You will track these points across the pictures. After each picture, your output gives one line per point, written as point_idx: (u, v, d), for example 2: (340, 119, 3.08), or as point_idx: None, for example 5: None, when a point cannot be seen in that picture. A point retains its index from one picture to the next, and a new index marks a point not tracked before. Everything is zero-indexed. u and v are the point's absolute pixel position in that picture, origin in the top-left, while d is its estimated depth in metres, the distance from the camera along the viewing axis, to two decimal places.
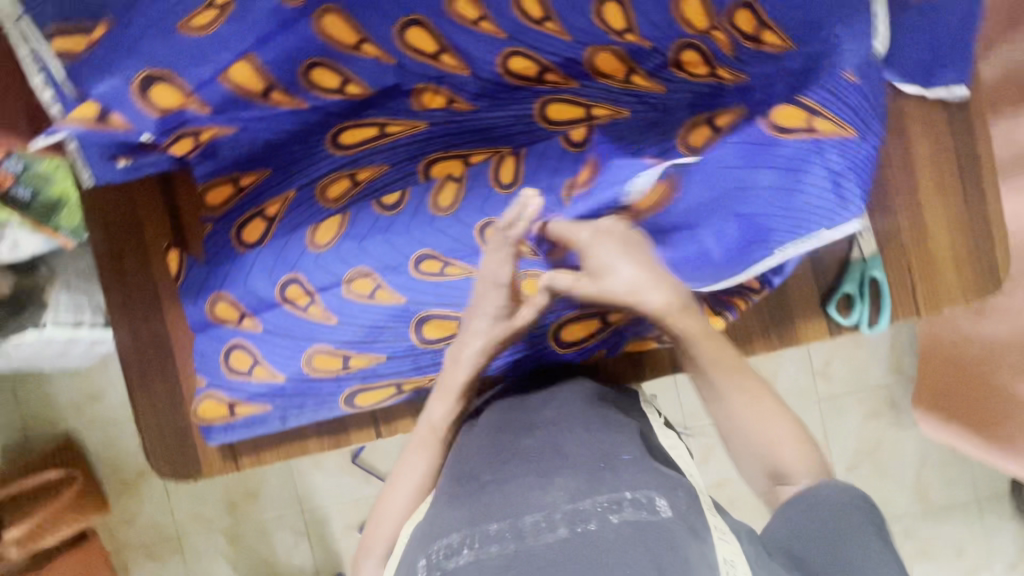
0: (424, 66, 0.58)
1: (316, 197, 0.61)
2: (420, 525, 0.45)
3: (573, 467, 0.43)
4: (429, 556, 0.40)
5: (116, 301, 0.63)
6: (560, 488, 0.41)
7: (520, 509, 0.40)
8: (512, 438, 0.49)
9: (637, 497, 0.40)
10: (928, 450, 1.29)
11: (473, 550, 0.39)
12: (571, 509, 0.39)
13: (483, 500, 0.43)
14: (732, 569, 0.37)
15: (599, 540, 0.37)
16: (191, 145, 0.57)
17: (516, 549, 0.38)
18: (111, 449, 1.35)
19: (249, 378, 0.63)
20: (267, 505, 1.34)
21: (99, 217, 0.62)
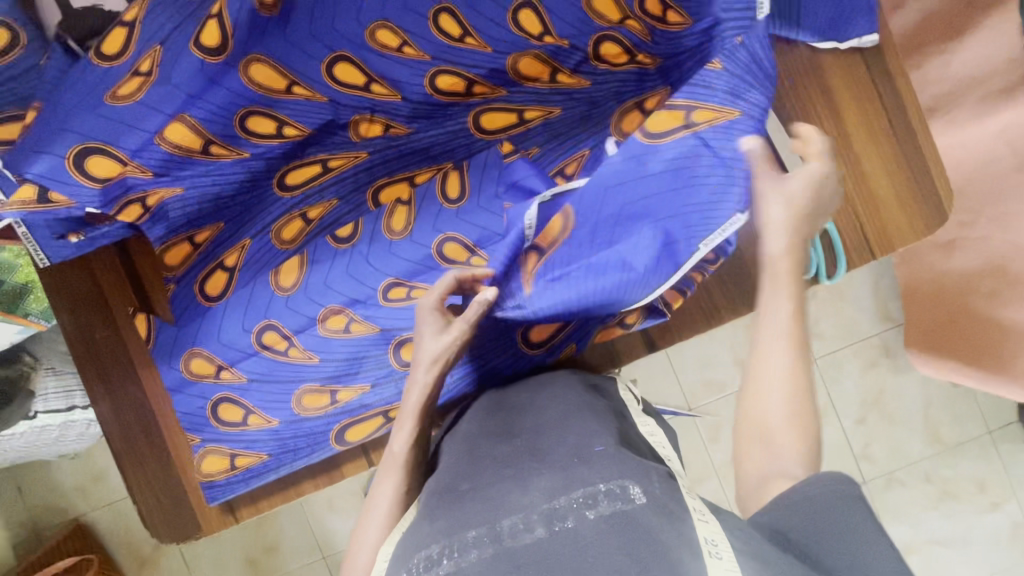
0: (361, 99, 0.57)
1: (272, 240, 0.62)
2: (399, 542, 0.42)
3: (547, 466, 0.42)
4: (406, 571, 0.38)
5: (92, 375, 0.63)
6: (535, 488, 0.40)
7: (496, 512, 0.39)
8: (491, 444, 0.47)
9: (613, 488, 0.38)
10: (930, 390, 1.29)
11: (452, 561, 0.37)
12: (547, 508, 0.38)
13: (456, 510, 0.41)
14: (712, 548, 0.35)
15: (576, 538, 0.36)
16: (140, 211, 0.57)
17: (494, 552, 0.37)
18: (123, 527, 1.34)
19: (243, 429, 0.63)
20: (287, 557, 1.33)
21: (62, 296, 0.62)
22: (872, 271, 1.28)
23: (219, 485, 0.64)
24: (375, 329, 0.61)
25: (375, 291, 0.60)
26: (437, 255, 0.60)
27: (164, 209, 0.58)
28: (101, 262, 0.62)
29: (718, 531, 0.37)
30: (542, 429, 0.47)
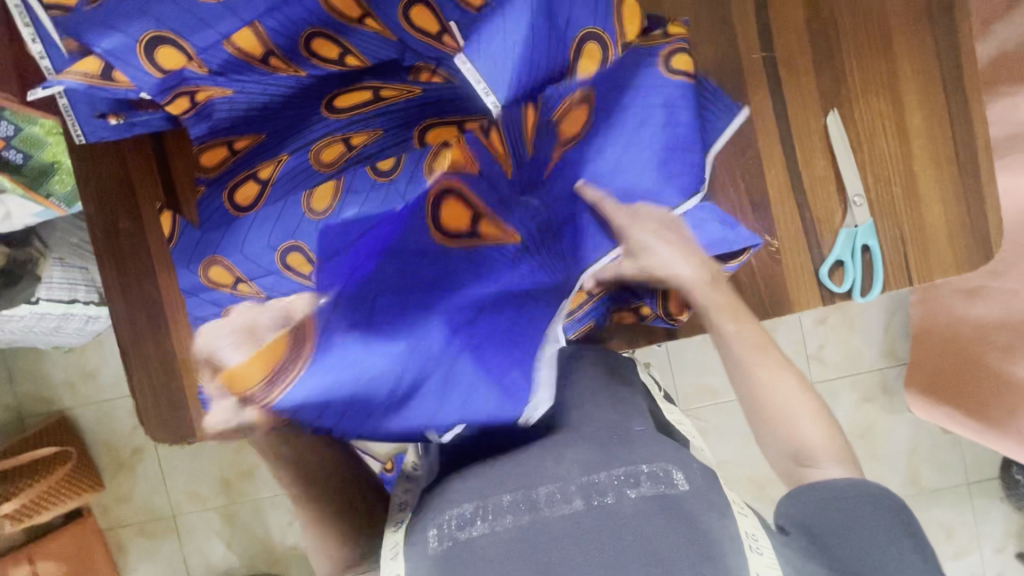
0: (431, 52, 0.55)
1: (310, 161, 0.58)
2: (422, 497, 0.42)
3: (582, 439, 0.40)
4: (437, 528, 0.37)
5: (110, 265, 0.62)
6: (572, 460, 0.38)
7: (532, 479, 0.38)
8: (515, 412, 0.45)
9: (655, 472, 0.37)
10: (919, 433, 1.30)
11: (486, 523, 0.37)
12: (585, 481, 0.37)
13: (483, 468, 0.40)
14: (754, 542, 0.36)
15: (614, 517, 0.35)
16: (188, 105, 0.55)
17: (530, 520, 0.36)
18: (106, 428, 1.35)
19: None
20: (263, 483, 1.34)
21: (89, 181, 0.61)
22: (887, 305, 1.28)
23: None
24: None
25: None
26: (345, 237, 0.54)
27: (209, 107, 0.56)
28: (135, 151, 0.61)
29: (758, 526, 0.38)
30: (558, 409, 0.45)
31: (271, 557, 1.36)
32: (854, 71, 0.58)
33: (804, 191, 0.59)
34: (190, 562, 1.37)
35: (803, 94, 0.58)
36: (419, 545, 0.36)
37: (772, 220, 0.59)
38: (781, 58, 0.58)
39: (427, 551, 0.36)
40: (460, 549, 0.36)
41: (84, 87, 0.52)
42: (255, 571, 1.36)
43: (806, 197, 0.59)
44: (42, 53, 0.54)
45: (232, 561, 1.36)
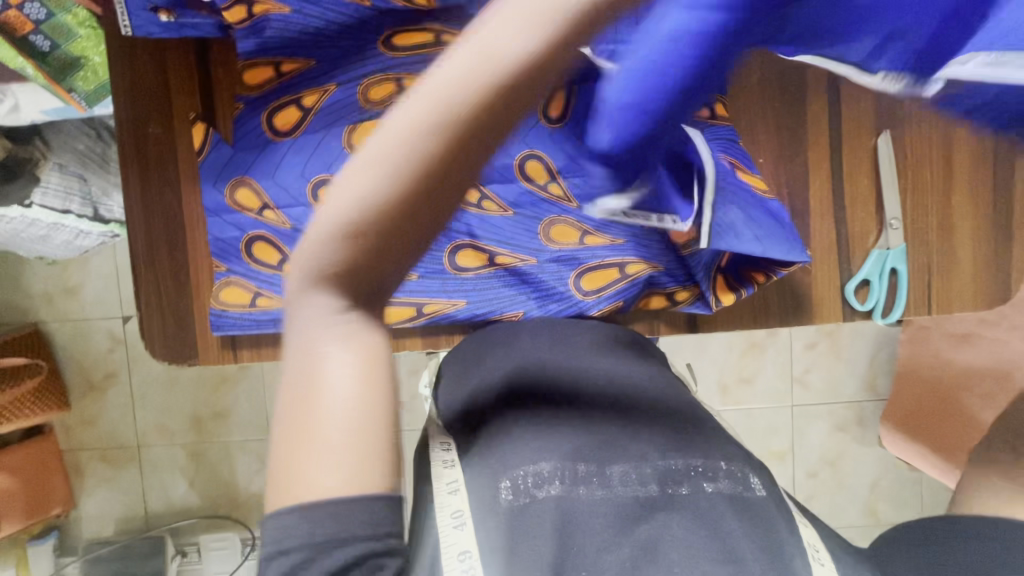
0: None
1: (358, 96, 0.56)
2: (484, 438, 0.43)
3: (653, 419, 0.45)
4: (514, 479, 0.40)
5: (132, 170, 0.59)
6: (648, 443, 0.43)
7: (612, 454, 0.42)
8: (585, 375, 0.47)
9: (732, 471, 0.42)
10: (885, 469, 1.34)
11: (562, 486, 0.40)
12: (661, 466, 0.42)
13: (565, 431, 0.43)
14: (816, 552, 0.39)
15: (688, 505, 0.40)
16: (245, 15, 0.51)
17: (603, 495, 0.40)
18: (81, 348, 1.31)
19: (275, 276, 0.59)
20: (235, 426, 1.33)
21: (124, 78, 0.58)
22: (875, 340, 1.31)
23: (229, 318, 0.59)
24: None
25: None
26: None
27: (264, 23, 0.52)
28: (176, 56, 0.58)
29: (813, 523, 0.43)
30: (625, 379, 0.47)
31: (233, 501, 1.34)
32: None
33: (844, 207, 0.60)
34: (149, 495, 1.35)
35: (859, 110, 0.58)
36: (492, 495, 0.40)
37: (807, 231, 0.60)
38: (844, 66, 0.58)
39: (500, 501, 0.40)
40: (537, 505, 0.39)
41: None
42: (214, 513, 1.34)
43: (844, 213, 0.60)
44: None
45: (192, 500, 1.34)
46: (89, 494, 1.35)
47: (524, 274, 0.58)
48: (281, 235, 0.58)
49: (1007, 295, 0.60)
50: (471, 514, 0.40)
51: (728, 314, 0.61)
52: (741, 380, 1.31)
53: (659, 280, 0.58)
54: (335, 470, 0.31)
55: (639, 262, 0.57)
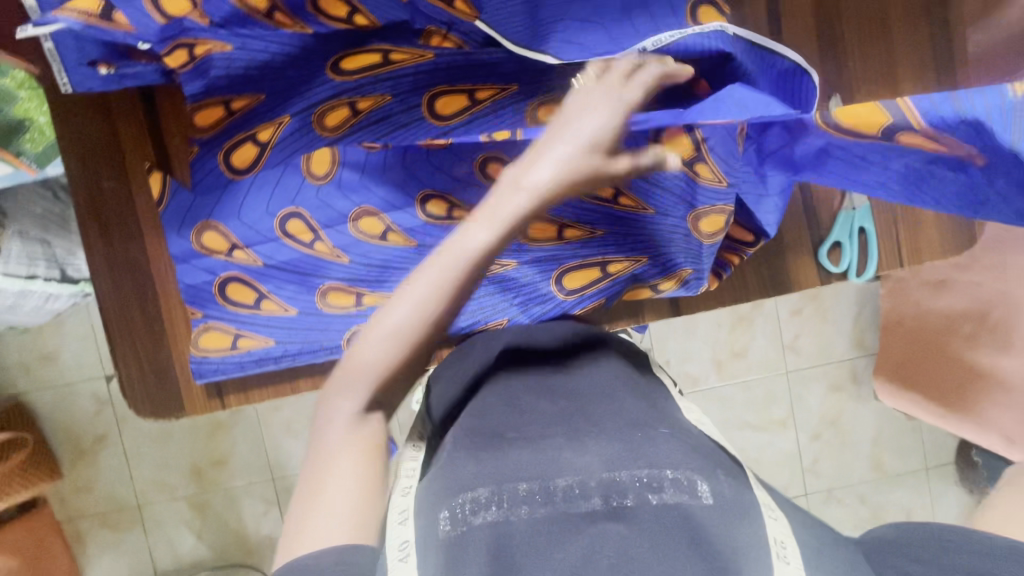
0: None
1: (313, 124, 0.55)
2: (426, 478, 0.43)
3: (603, 436, 0.43)
4: (448, 508, 0.38)
5: (91, 227, 0.58)
6: (592, 456, 0.41)
7: (551, 472, 0.40)
8: (534, 400, 0.48)
9: (679, 478, 0.38)
10: (885, 421, 1.37)
11: (500, 510, 0.38)
12: (605, 478, 0.39)
13: (499, 455, 0.42)
14: (781, 549, 0.36)
15: (633, 521, 0.36)
16: (186, 59, 0.50)
17: (543, 514, 0.37)
18: (67, 414, 1.28)
19: (254, 315, 0.58)
20: (236, 471, 1.30)
21: (71, 134, 0.56)
22: (858, 298, 1.34)
23: (210, 363, 0.58)
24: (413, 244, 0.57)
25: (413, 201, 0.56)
26: (352, 229, 0.57)
27: (207, 63, 0.51)
28: (122, 107, 0.56)
29: (787, 530, 0.38)
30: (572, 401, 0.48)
31: (244, 548, 1.31)
32: (854, 53, 0.60)
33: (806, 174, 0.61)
34: (156, 553, 1.31)
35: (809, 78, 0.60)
36: (430, 526, 0.37)
37: None
38: (787, 37, 0.60)
39: (436, 532, 0.37)
40: (470, 533, 0.36)
41: (80, 27, 0.47)
42: (226, 563, 1.31)
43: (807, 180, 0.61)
44: None
45: (202, 552, 1.31)
46: (93, 561, 1.31)
47: (505, 280, 0.58)
48: (254, 273, 0.57)
49: (972, 240, 0.62)
50: (415, 543, 0.37)
51: (710, 294, 0.62)
52: (734, 353, 1.32)
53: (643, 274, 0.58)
54: (339, 530, 0.38)
55: (623, 261, 0.57)
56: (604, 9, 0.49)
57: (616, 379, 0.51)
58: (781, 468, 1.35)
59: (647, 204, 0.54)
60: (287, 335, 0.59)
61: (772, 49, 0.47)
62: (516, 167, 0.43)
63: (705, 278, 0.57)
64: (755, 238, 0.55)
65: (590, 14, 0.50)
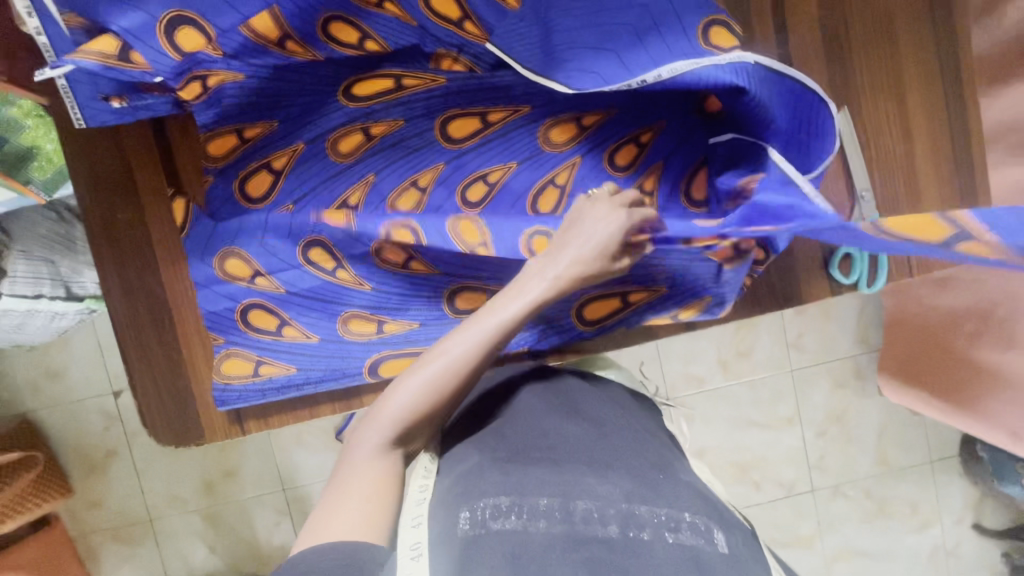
0: (495, 11, 0.49)
1: (327, 150, 0.55)
2: (444, 486, 0.45)
3: (624, 471, 0.44)
4: (470, 511, 0.40)
5: (106, 258, 0.58)
6: (614, 485, 0.42)
7: (571, 493, 0.41)
8: (559, 419, 0.50)
9: (696, 523, 0.40)
10: (888, 416, 1.38)
11: (520, 520, 0.39)
12: (625, 508, 0.40)
13: (525, 470, 0.44)
14: None
15: (648, 552, 0.37)
16: (199, 92, 0.51)
17: (561, 529, 0.39)
18: (76, 430, 1.28)
19: (276, 341, 0.58)
20: (246, 482, 1.31)
21: (84, 165, 0.56)
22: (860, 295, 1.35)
23: (234, 391, 0.59)
24: (433, 270, 0.57)
25: None
26: (376, 258, 0.56)
27: (220, 93, 0.51)
28: (134, 137, 0.56)
29: None
30: (592, 428, 0.49)
31: (257, 559, 1.32)
32: (860, 65, 0.61)
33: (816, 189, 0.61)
34: (169, 566, 1.32)
35: None
36: (447, 527, 0.39)
37: None
38: (794, 51, 0.61)
39: (456, 531, 0.39)
40: (489, 539, 0.38)
41: (99, 67, 0.47)
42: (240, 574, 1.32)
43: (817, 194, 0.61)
44: (38, 30, 0.47)
45: (214, 564, 1.32)
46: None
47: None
48: (275, 300, 0.57)
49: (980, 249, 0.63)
50: (428, 545, 0.38)
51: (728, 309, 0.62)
52: (740, 353, 1.33)
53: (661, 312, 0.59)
54: (351, 529, 0.39)
55: (643, 291, 0.58)
56: (617, 37, 0.49)
57: (635, 424, 0.53)
58: (788, 465, 1.36)
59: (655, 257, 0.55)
60: (311, 362, 0.59)
61: (786, 72, 0.48)
62: (540, 260, 0.49)
63: (725, 303, 0.56)
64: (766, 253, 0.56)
65: (602, 40, 0.49)
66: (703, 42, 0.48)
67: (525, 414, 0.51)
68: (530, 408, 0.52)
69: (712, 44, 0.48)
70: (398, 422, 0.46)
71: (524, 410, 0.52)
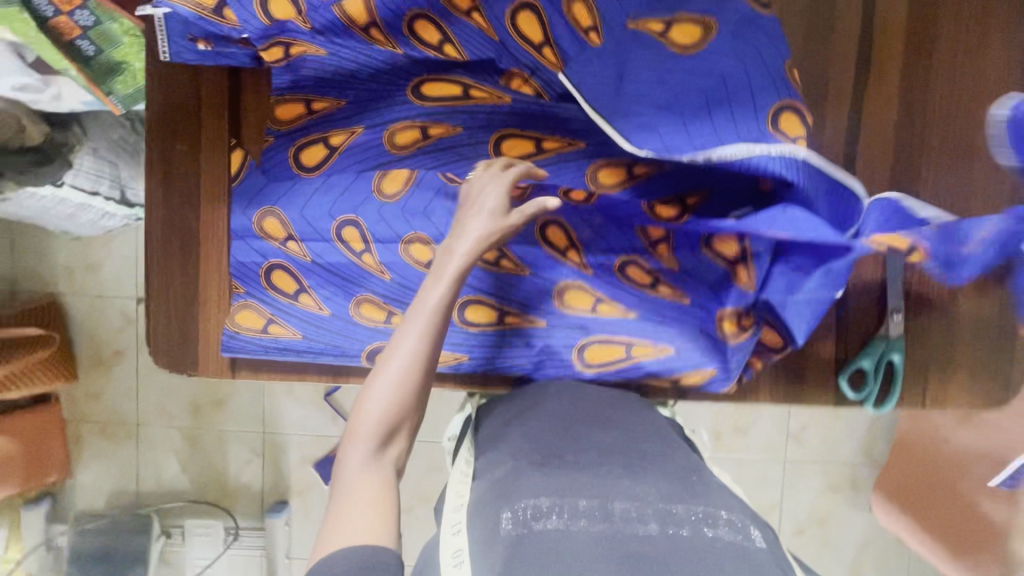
0: (576, 46, 0.51)
1: (384, 139, 0.58)
2: (484, 486, 0.48)
3: (658, 475, 0.46)
4: (512, 509, 0.42)
5: (157, 182, 0.61)
6: (650, 487, 0.44)
7: (608, 495, 0.43)
8: (590, 431, 0.52)
9: (733, 519, 0.41)
10: (872, 535, 1.32)
11: (560, 519, 0.41)
12: (662, 508, 0.42)
13: (564, 473, 0.46)
14: None
15: (687, 543, 0.38)
16: (281, 56, 0.53)
17: (601, 528, 0.40)
18: (95, 323, 1.35)
19: (289, 305, 0.61)
20: (232, 415, 1.35)
21: (159, 92, 0.60)
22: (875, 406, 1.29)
23: (240, 339, 0.61)
24: None
25: None
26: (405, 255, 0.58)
27: (300, 62, 0.55)
28: (210, 79, 0.59)
29: None
30: (622, 438, 0.51)
31: (222, 490, 1.36)
32: (926, 184, 0.59)
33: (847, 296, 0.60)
34: (141, 473, 1.38)
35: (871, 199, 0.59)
36: (493, 525, 0.42)
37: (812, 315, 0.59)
38: (861, 154, 0.59)
39: (500, 530, 0.41)
40: (532, 534, 0.39)
41: (192, 16, 0.51)
42: (202, 499, 1.37)
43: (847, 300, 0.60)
44: None
45: (182, 483, 1.37)
46: (84, 464, 1.38)
47: (531, 334, 0.61)
48: (299, 267, 0.60)
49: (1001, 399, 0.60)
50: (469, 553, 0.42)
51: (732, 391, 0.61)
52: (736, 428, 1.30)
53: (674, 367, 0.60)
54: (360, 536, 0.41)
55: (647, 348, 0.59)
56: (685, 101, 0.50)
57: (659, 428, 0.55)
58: None
59: (684, 293, 0.57)
60: (317, 332, 0.61)
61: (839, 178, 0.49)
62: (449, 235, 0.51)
63: (730, 378, 0.58)
64: (783, 344, 0.56)
65: (669, 101, 0.50)
66: (768, 124, 0.49)
67: (557, 418, 0.54)
68: (561, 414, 0.55)
69: (779, 130, 0.48)
70: (381, 412, 0.46)
71: (553, 418, 0.54)
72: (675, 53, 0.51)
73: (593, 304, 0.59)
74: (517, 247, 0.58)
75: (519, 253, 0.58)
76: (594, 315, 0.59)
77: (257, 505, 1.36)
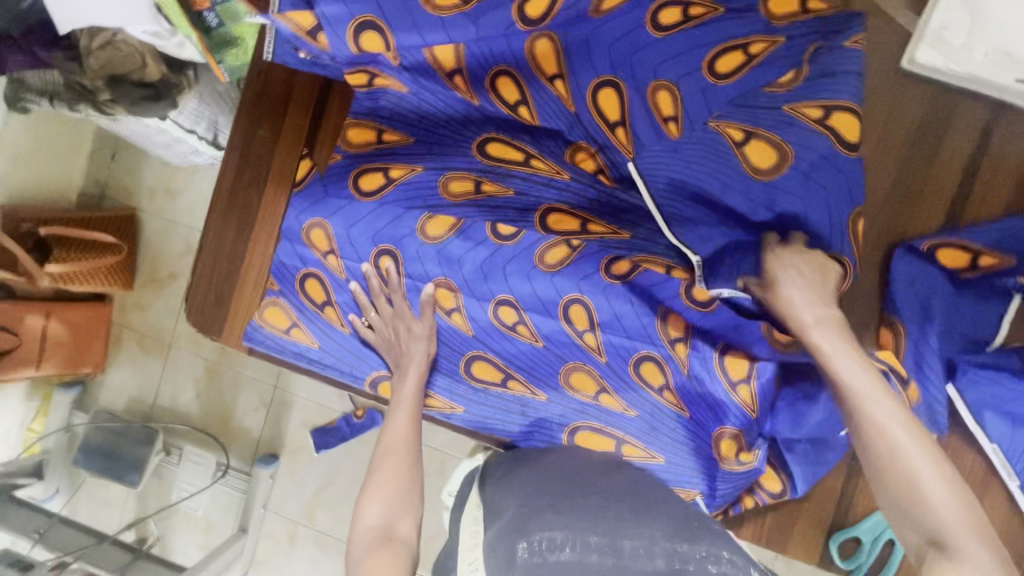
0: (651, 133, 0.53)
1: (439, 184, 0.58)
2: (492, 531, 0.48)
3: (660, 519, 0.46)
4: (526, 543, 0.42)
5: (233, 162, 0.66)
6: (655, 529, 0.44)
7: (617, 533, 0.43)
8: (590, 480, 0.52)
9: (736, 559, 0.40)
10: None
11: (574, 550, 0.41)
12: (669, 546, 0.41)
13: (573, 513, 0.46)
14: None
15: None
16: (364, 82, 0.56)
17: (615, 562, 0.39)
18: (161, 243, 1.46)
19: (315, 315, 0.64)
20: (252, 362, 1.43)
21: (256, 85, 0.64)
22: None
23: (263, 334, 0.66)
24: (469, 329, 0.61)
25: (490, 296, 0.58)
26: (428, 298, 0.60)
27: (382, 92, 0.58)
28: (304, 83, 0.64)
29: None
30: (624, 490, 0.51)
31: (224, 427, 1.44)
32: None
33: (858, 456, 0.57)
34: (161, 389, 1.48)
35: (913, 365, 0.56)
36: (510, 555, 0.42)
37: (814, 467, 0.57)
38: None
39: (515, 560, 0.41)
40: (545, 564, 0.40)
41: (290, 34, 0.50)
42: (205, 431, 1.45)
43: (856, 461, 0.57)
44: None
45: (193, 410, 1.46)
46: (116, 366, 1.49)
47: (528, 404, 0.62)
48: (333, 282, 0.62)
49: None
50: None
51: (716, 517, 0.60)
52: None
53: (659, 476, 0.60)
54: None
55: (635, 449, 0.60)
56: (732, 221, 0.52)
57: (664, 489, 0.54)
58: None
59: (684, 408, 0.57)
60: (333, 345, 0.65)
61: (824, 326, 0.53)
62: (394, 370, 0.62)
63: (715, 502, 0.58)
64: (781, 487, 0.58)
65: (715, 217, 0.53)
66: None
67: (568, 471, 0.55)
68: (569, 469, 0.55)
69: None
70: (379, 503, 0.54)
71: (553, 472, 0.54)
72: (747, 172, 0.50)
73: (595, 394, 0.59)
74: (535, 322, 0.57)
75: (538, 329, 0.57)
76: (593, 402, 0.60)
77: (251, 451, 1.43)
